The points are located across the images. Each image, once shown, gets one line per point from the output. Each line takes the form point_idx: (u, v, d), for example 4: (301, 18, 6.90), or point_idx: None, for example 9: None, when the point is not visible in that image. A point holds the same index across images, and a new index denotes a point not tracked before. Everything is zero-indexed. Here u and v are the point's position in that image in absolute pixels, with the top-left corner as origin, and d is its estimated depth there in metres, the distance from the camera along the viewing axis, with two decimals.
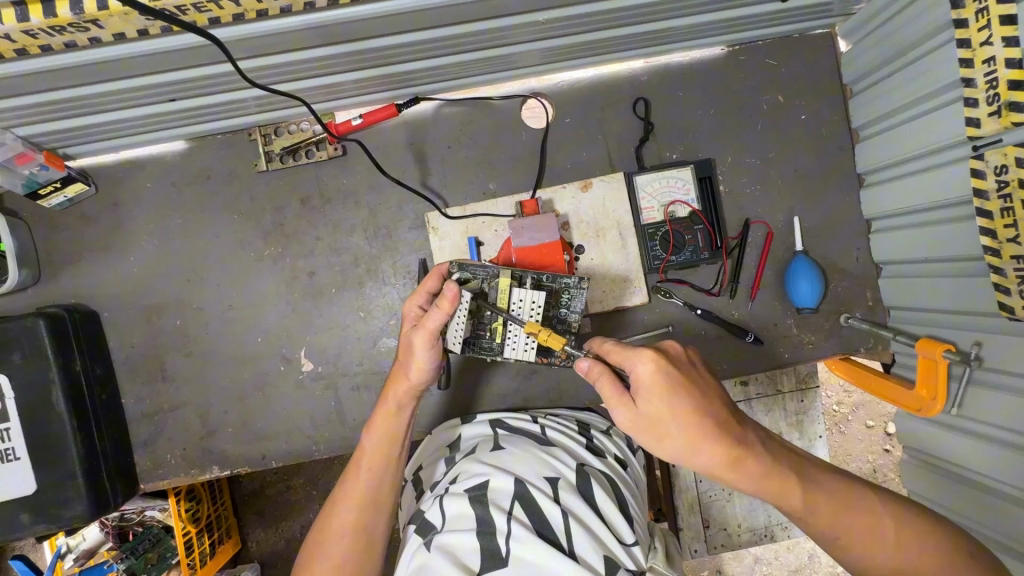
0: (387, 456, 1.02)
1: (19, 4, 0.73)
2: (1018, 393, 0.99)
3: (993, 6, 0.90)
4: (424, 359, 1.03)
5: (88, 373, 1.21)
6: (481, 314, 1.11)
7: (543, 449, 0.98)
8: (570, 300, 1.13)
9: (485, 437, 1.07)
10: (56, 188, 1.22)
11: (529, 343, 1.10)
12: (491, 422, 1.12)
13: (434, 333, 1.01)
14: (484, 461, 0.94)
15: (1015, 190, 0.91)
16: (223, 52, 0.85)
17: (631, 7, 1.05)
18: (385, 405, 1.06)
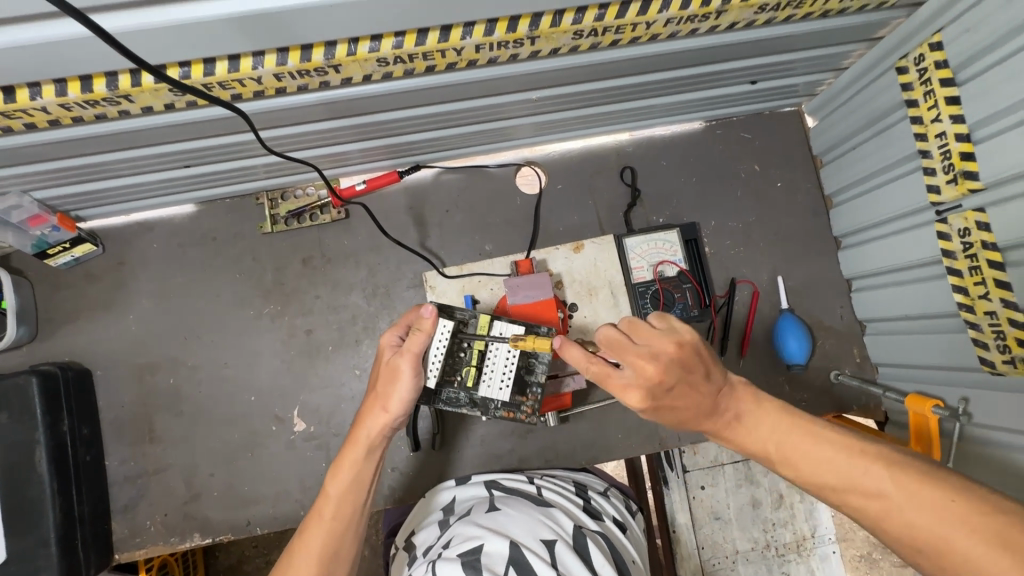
0: (355, 501, 0.95)
1: (60, 81, 0.80)
2: (1009, 448, 0.99)
3: (938, 89, 1.01)
4: (403, 390, 0.97)
5: (74, 432, 1.19)
6: (457, 351, 1.13)
7: (538, 511, 0.96)
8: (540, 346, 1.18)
9: (480, 499, 1.05)
10: (65, 247, 1.26)
11: (504, 381, 1.13)
12: (486, 484, 1.11)
13: (417, 358, 0.97)
14: (479, 522, 0.92)
15: (981, 251, 0.99)
16: (247, 124, 0.93)
17: (616, 86, 1.17)
18: (355, 443, 0.98)
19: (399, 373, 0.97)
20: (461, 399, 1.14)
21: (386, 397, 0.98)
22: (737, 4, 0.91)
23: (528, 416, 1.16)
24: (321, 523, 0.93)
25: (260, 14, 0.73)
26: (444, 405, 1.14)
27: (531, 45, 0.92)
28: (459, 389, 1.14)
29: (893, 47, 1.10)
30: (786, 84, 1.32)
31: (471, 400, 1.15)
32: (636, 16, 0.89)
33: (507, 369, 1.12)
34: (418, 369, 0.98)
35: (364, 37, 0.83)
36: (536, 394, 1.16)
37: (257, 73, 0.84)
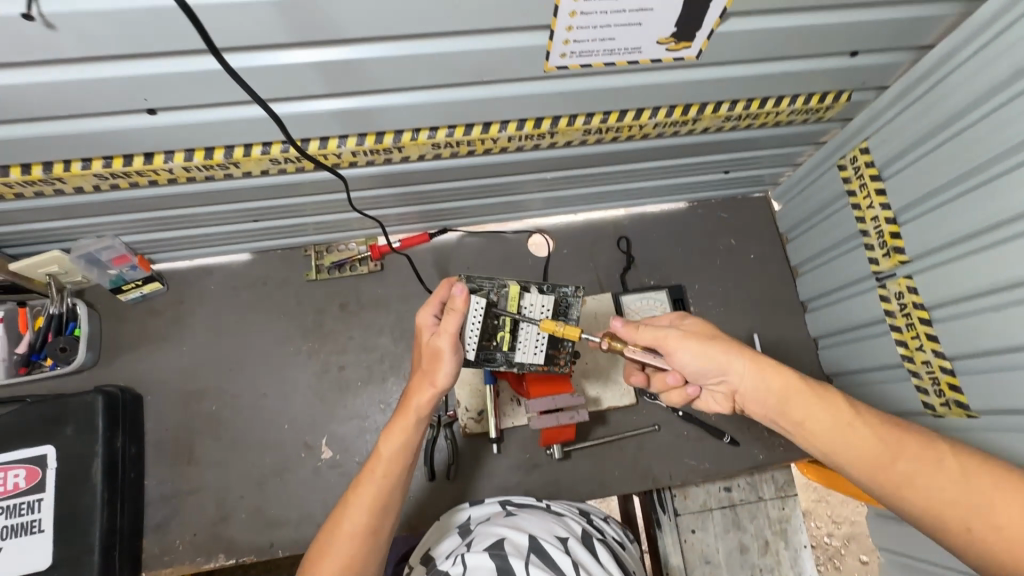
0: (402, 463, 1.04)
1: (189, 150, 1.04)
2: None
3: (869, 183, 1.29)
4: (445, 368, 1.05)
5: (124, 449, 1.31)
6: (490, 323, 1.19)
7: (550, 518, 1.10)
8: (569, 308, 1.24)
9: (497, 513, 1.18)
10: (137, 285, 1.45)
11: (538, 348, 1.24)
12: (500, 503, 1.24)
13: (455, 337, 1.03)
14: (500, 524, 1.05)
15: (912, 311, 1.22)
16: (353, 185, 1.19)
17: (614, 170, 1.44)
18: (402, 414, 1.06)
19: (441, 351, 1.04)
20: (500, 361, 1.23)
21: (431, 373, 1.05)
22: (708, 115, 1.19)
23: (563, 367, 1.30)
24: (369, 483, 1.02)
25: (356, 109, 0.98)
26: (485, 367, 1.25)
27: (551, 137, 1.18)
28: (496, 352, 1.22)
29: (836, 148, 1.39)
30: (753, 174, 1.61)
31: (508, 361, 1.24)
32: (632, 120, 1.17)
33: (540, 339, 1.23)
34: (459, 347, 1.05)
35: (425, 128, 1.09)
36: (569, 348, 1.27)
37: (340, 150, 1.08)
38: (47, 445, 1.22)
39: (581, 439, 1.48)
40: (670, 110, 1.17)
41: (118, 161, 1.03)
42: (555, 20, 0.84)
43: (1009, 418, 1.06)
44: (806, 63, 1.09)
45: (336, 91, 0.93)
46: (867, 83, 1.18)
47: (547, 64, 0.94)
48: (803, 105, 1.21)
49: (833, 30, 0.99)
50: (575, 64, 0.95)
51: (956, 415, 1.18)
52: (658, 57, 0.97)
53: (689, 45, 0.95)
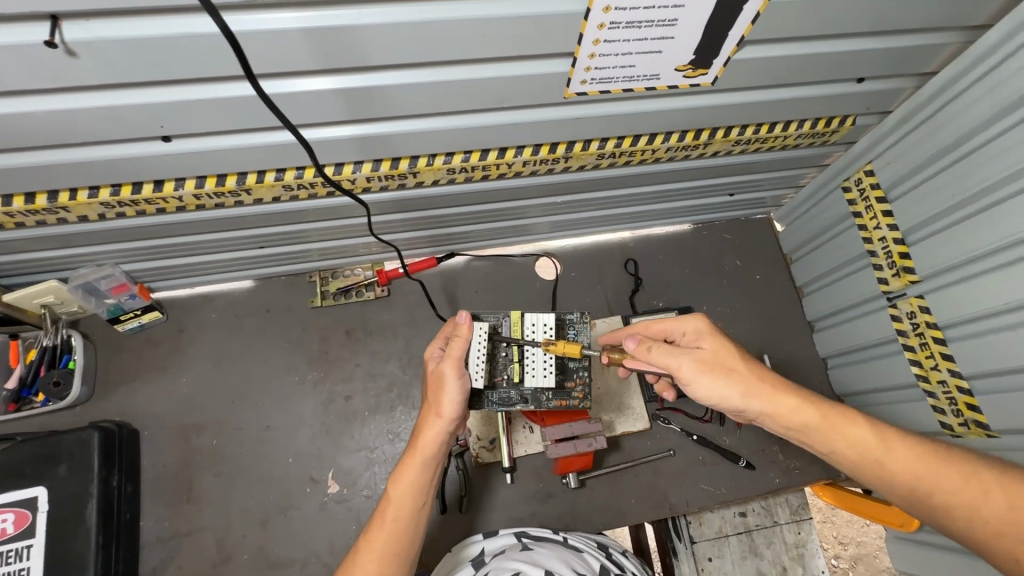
0: (414, 504, 0.99)
1: (201, 176, 1.02)
2: None
3: (875, 205, 1.31)
4: (450, 395, 1.03)
5: (120, 488, 1.25)
6: (496, 353, 1.21)
7: (568, 554, 1.07)
8: (576, 334, 1.22)
9: (513, 543, 1.15)
10: (135, 315, 1.40)
11: (548, 368, 1.15)
12: (515, 533, 1.21)
13: (459, 361, 1.04)
14: (517, 558, 1.03)
15: (925, 330, 1.22)
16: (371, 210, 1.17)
17: (623, 193, 1.45)
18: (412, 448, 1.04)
19: (445, 379, 1.04)
20: (513, 397, 1.20)
21: (436, 403, 1.04)
22: (719, 139, 1.21)
23: (580, 400, 1.24)
24: (384, 526, 0.98)
25: (375, 135, 0.97)
26: (498, 406, 1.19)
27: (565, 162, 1.18)
28: (508, 387, 1.20)
29: (840, 170, 1.42)
30: (756, 196, 1.63)
31: (521, 396, 1.20)
32: (645, 145, 1.18)
33: (547, 360, 1.16)
34: (463, 374, 1.04)
35: (441, 153, 1.08)
36: (581, 378, 1.24)
37: (355, 176, 1.07)
38: (38, 487, 1.15)
39: (596, 466, 1.45)
40: (682, 135, 1.18)
41: (126, 189, 1.00)
42: (579, 47, 0.85)
43: None
44: (815, 90, 1.11)
45: (355, 117, 0.92)
46: (871, 107, 1.21)
47: (567, 91, 0.95)
48: (810, 129, 1.24)
49: (843, 57, 1.01)
50: (595, 90, 0.96)
51: (975, 434, 1.17)
52: (675, 83, 0.98)
53: (706, 72, 0.96)
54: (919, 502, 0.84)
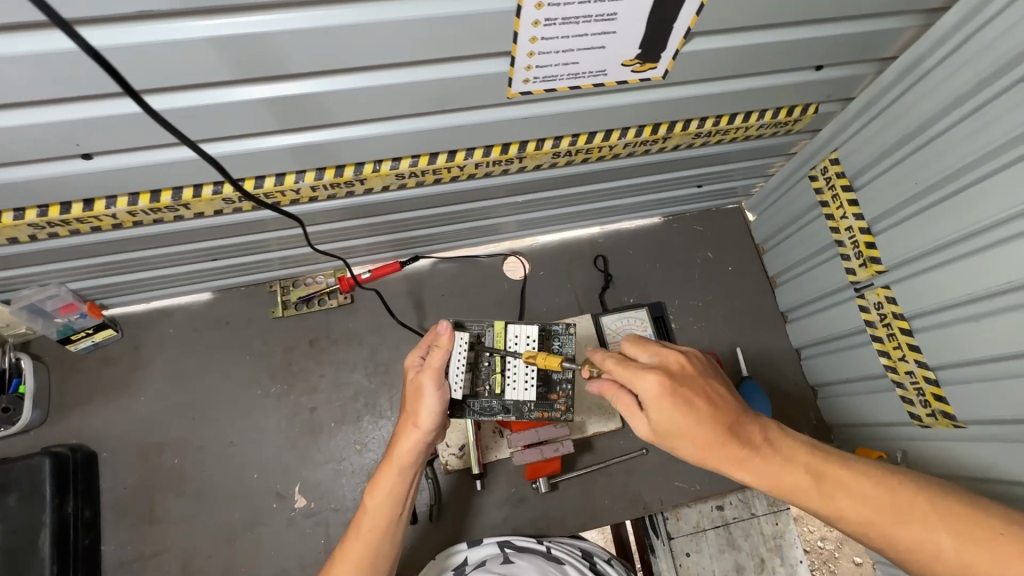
0: (389, 516, 1.02)
1: (133, 193, 0.97)
2: None
3: (841, 194, 1.28)
4: (428, 407, 1.01)
5: (77, 513, 1.22)
6: (478, 361, 1.16)
7: (545, 566, 1.16)
8: (562, 345, 1.18)
9: (496, 554, 1.23)
10: (87, 333, 1.36)
11: (529, 383, 1.13)
12: (500, 542, 1.28)
13: (438, 372, 1.00)
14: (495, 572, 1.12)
15: (893, 321, 1.20)
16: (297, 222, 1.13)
17: (586, 190, 1.41)
18: (389, 458, 1.04)
19: (423, 390, 1.01)
20: (494, 407, 1.15)
21: (414, 414, 1.02)
22: (678, 132, 1.17)
23: (564, 414, 1.18)
24: (359, 536, 1.01)
25: (310, 144, 0.92)
26: (479, 415, 1.14)
27: (519, 162, 1.14)
28: (489, 397, 1.15)
29: (807, 158, 1.39)
30: (725, 186, 1.60)
31: (502, 406, 1.15)
32: (601, 142, 1.14)
33: (529, 372, 1.13)
34: (440, 385, 1.01)
35: (387, 158, 1.04)
36: (566, 391, 1.19)
37: (297, 186, 1.02)
38: None
39: (568, 469, 1.43)
40: (639, 129, 1.15)
41: (55, 209, 0.95)
42: (516, 46, 0.80)
43: (997, 427, 1.04)
44: (773, 79, 1.08)
45: (286, 127, 0.87)
46: (833, 95, 1.18)
47: (510, 90, 0.91)
48: (772, 119, 1.20)
49: (798, 45, 0.98)
50: (540, 89, 0.92)
51: (943, 425, 1.16)
52: (624, 78, 0.94)
53: (655, 66, 0.92)
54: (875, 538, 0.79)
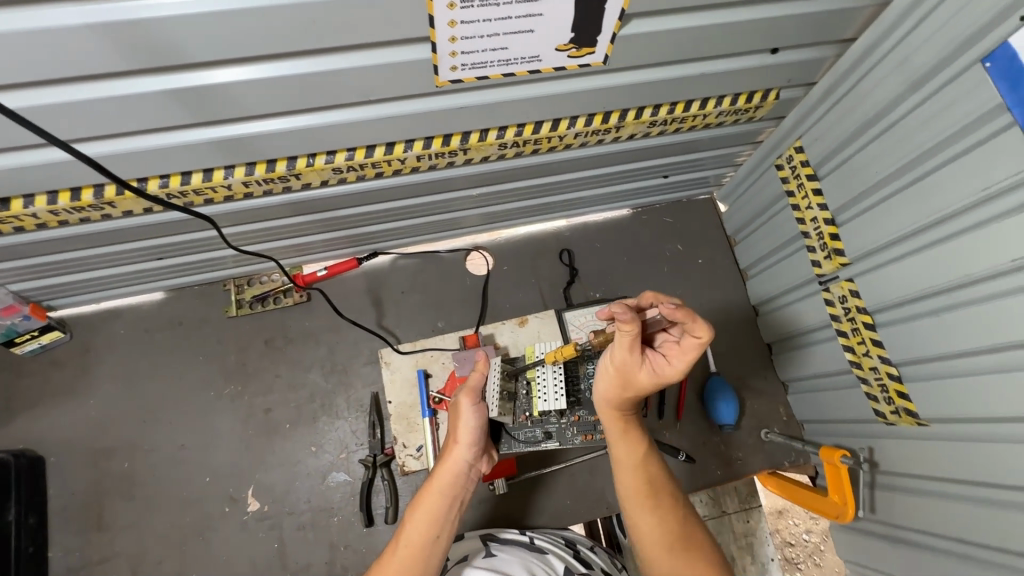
0: (433, 532, 0.96)
1: (52, 192, 0.93)
2: (923, 493, 1.10)
3: (805, 184, 1.23)
4: (466, 422, 1.05)
5: (19, 521, 1.19)
6: (518, 391, 1.21)
7: (530, 559, 1.07)
8: (594, 365, 1.20)
9: (476, 548, 1.16)
10: (33, 336, 1.33)
11: (559, 393, 1.11)
12: (481, 536, 1.21)
13: (473, 391, 1.07)
14: (479, 567, 1.03)
15: (857, 315, 1.16)
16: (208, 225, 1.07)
17: (545, 183, 1.36)
18: (431, 478, 1.03)
19: (460, 408, 1.06)
20: (537, 434, 1.20)
21: (454, 431, 1.06)
22: (631, 120, 1.12)
23: (609, 434, 1.17)
24: (397, 551, 0.94)
25: (231, 138, 0.88)
26: (524, 444, 1.20)
27: (464, 154, 1.10)
28: (532, 424, 1.21)
29: (773, 146, 1.34)
30: (694, 176, 1.55)
31: (545, 432, 1.20)
32: (549, 132, 1.09)
33: (559, 382, 1.12)
34: (479, 402, 1.06)
35: (321, 152, 0.99)
36: None
37: (227, 182, 0.98)
38: None
39: (530, 468, 1.39)
40: (589, 118, 1.10)
41: None
42: (433, 30, 0.75)
43: (959, 426, 1.00)
44: (725, 64, 1.03)
45: (202, 120, 0.83)
46: (793, 80, 1.13)
47: (437, 79, 0.86)
48: (730, 106, 1.15)
49: (747, 28, 0.93)
50: (470, 77, 0.87)
51: (907, 423, 1.11)
52: (561, 64, 0.89)
53: (593, 51, 0.87)
54: (627, 507, 1.02)
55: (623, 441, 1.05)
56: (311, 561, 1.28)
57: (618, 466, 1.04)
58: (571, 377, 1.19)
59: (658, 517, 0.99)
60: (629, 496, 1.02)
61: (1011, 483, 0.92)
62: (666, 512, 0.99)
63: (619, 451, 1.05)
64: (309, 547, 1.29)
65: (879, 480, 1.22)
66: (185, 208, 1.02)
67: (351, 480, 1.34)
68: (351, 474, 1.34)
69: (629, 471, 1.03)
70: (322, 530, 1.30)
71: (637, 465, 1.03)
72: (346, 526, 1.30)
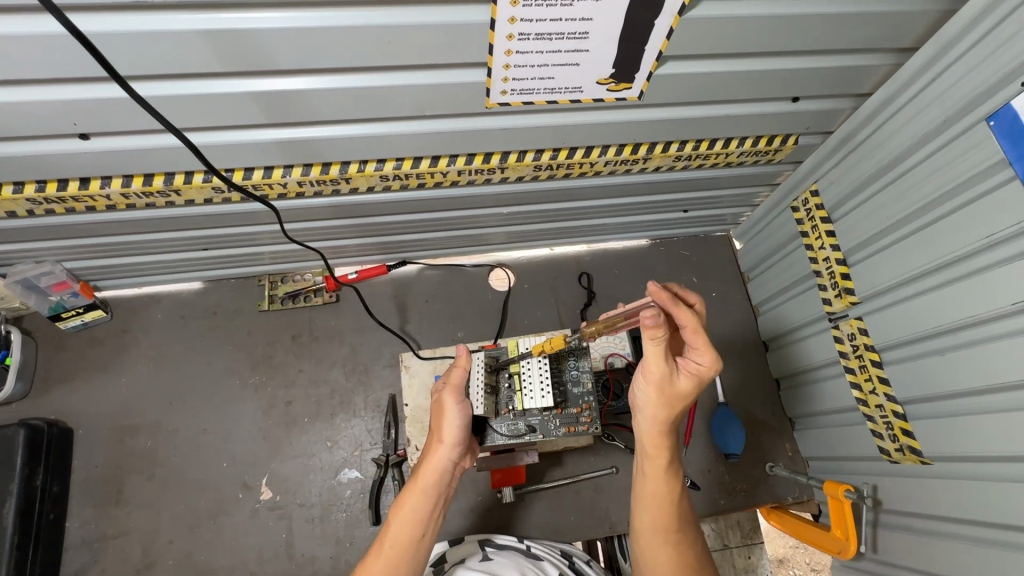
0: (413, 532, 0.97)
1: (127, 176, 1.02)
2: (926, 534, 1.12)
3: (820, 225, 1.30)
4: (450, 421, 1.04)
5: (45, 488, 1.25)
6: (500, 385, 1.19)
7: (525, 563, 1.08)
8: (578, 362, 1.22)
9: (475, 552, 1.17)
10: (78, 312, 1.41)
11: (545, 391, 1.12)
12: (480, 540, 1.23)
13: (457, 388, 1.06)
14: (474, 568, 1.05)
15: (865, 353, 1.21)
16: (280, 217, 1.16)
17: (571, 207, 1.44)
18: (415, 477, 1.04)
19: (445, 407, 1.05)
20: (520, 427, 1.17)
21: (439, 430, 1.05)
22: (658, 153, 1.20)
23: (591, 428, 1.18)
24: (380, 551, 0.95)
25: (296, 140, 0.97)
26: (507, 437, 1.16)
27: (501, 173, 1.18)
28: (515, 417, 1.18)
29: (789, 189, 1.41)
30: (713, 213, 1.62)
31: (528, 425, 1.18)
32: (582, 158, 1.18)
33: (544, 378, 1.13)
34: (462, 400, 1.06)
35: (372, 160, 1.08)
36: (590, 403, 1.19)
37: (284, 180, 1.07)
38: None
39: (537, 481, 1.43)
40: (620, 148, 1.18)
41: (52, 185, 1.00)
42: (491, 57, 0.85)
43: (962, 465, 1.03)
44: (749, 108, 1.11)
45: (274, 122, 0.92)
46: (812, 127, 1.21)
47: (489, 101, 0.95)
48: (751, 147, 1.23)
49: (771, 77, 1.01)
50: (518, 101, 0.96)
51: (910, 461, 1.14)
52: (600, 96, 0.98)
53: (630, 86, 0.96)
54: (643, 530, 1.02)
55: (660, 475, 1.01)
56: (316, 554, 1.30)
57: (644, 497, 1.02)
58: (555, 373, 1.21)
59: (671, 548, 1.00)
60: (648, 522, 1.01)
61: (1012, 524, 0.94)
62: (682, 543, 1.01)
63: (652, 485, 1.01)
64: (315, 541, 1.31)
65: (882, 518, 1.23)
66: (263, 198, 1.11)
67: (362, 477, 1.37)
68: (363, 472, 1.38)
69: (661, 505, 1.01)
70: (330, 524, 1.33)
71: (667, 500, 1.01)
72: (354, 523, 1.33)
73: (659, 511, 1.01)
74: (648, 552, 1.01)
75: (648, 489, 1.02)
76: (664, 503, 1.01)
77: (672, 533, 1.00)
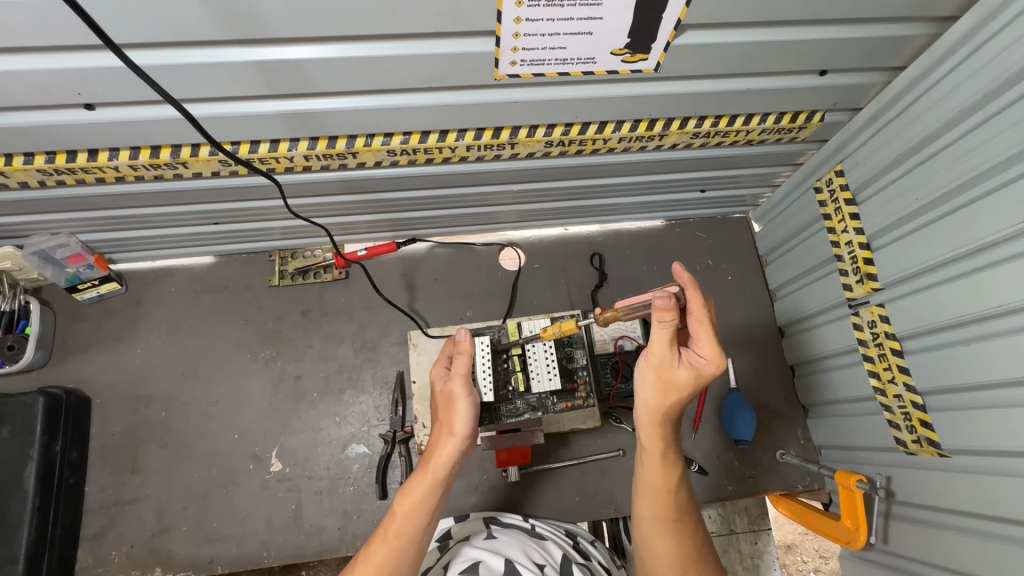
0: (422, 521, 0.98)
1: (134, 148, 1.01)
2: (940, 528, 1.09)
3: (844, 207, 1.24)
4: (462, 413, 1.03)
5: (64, 454, 1.29)
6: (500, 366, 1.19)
7: (528, 543, 1.08)
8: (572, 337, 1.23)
9: (480, 529, 1.18)
10: (93, 285, 1.43)
11: (552, 371, 1.14)
12: (485, 517, 1.23)
13: (467, 378, 1.04)
14: (478, 546, 1.06)
15: (884, 340, 1.16)
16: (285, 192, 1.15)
17: (585, 185, 1.40)
18: (421, 465, 1.04)
19: (455, 396, 1.04)
20: (519, 407, 1.17)
21: (450, 421, 1.04)
22: (675, 130, 1.16)
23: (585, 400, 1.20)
24: (384, 539, 0.96)
25: (301, 112, 0.95)
26: (508, 417, 1.16)
27: (511, 148, 1.15)
28: (513, 397, 1.17)
29: (812, 169, 1.34)
30: (731, 193, 1.57)
31: (528, 404, 1.17)
32: (595, 134, 1.14)
33: (551, 360, 1.15)
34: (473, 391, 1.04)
35: (380, 134, 1.06)
36: (585, 376, 1.21)
37: (290, 154, 1.06)
38: None
39: (542, 461, 1.44)
40: (634, 124, 1.14)
41: (61, 157, 1.00)
42: (500, 25, 0.81)
43: (981, 459, 1.00)
44: (772, 81, 1.06)
45: (278, 93, 0.91)
46: (839, 103, 1.14)
47: (497, 72, 0.92)
48: (774, 124, 1.18)
49: (796, 48, 0.95)
50: (528, 73, 0.92)
51: (928, 453, 1.10)
52: (614, 68, 0.94)
53: (645, 58, 0.91)
54: (642, 518, 1.02)
55: (660, 466, 1.00)
56: (324, 525, 1.33)
57: (644, 487, 1.01)
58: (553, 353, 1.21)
59: (671, 537, 0.99)
60: (647, 511, 1.01)
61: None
62: (682, 533, 0.99)
63: (652, 474, 1.00)
64: (323, 512, 1.34)
65: (895, 510, 1.21)
66: (267, 173, 1.09)
67: (370, 452, 1.39)
68: (370, 447, 1.39)
69: (658, 495, 1.00)
70: (338, 497, 1.35)
71: (668, 489, 1.00)
72: (360, 496, 1.35)
73: (659, 501, 1.00)
74: (647, 540, 1.01)
75: (647, 479, 1.01)
76: (665, 493, 1.00)
77: (672, 523, 0.99)
